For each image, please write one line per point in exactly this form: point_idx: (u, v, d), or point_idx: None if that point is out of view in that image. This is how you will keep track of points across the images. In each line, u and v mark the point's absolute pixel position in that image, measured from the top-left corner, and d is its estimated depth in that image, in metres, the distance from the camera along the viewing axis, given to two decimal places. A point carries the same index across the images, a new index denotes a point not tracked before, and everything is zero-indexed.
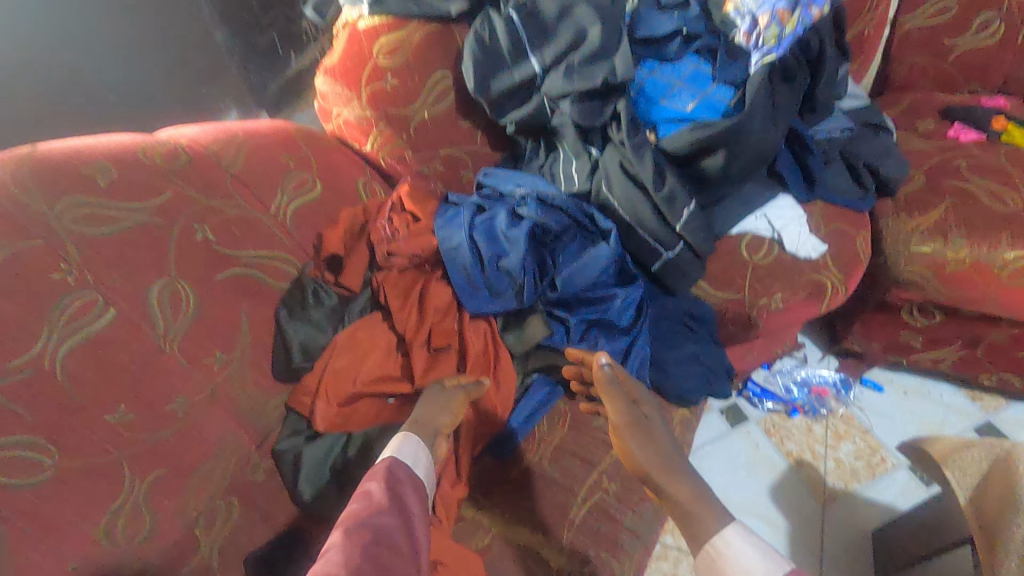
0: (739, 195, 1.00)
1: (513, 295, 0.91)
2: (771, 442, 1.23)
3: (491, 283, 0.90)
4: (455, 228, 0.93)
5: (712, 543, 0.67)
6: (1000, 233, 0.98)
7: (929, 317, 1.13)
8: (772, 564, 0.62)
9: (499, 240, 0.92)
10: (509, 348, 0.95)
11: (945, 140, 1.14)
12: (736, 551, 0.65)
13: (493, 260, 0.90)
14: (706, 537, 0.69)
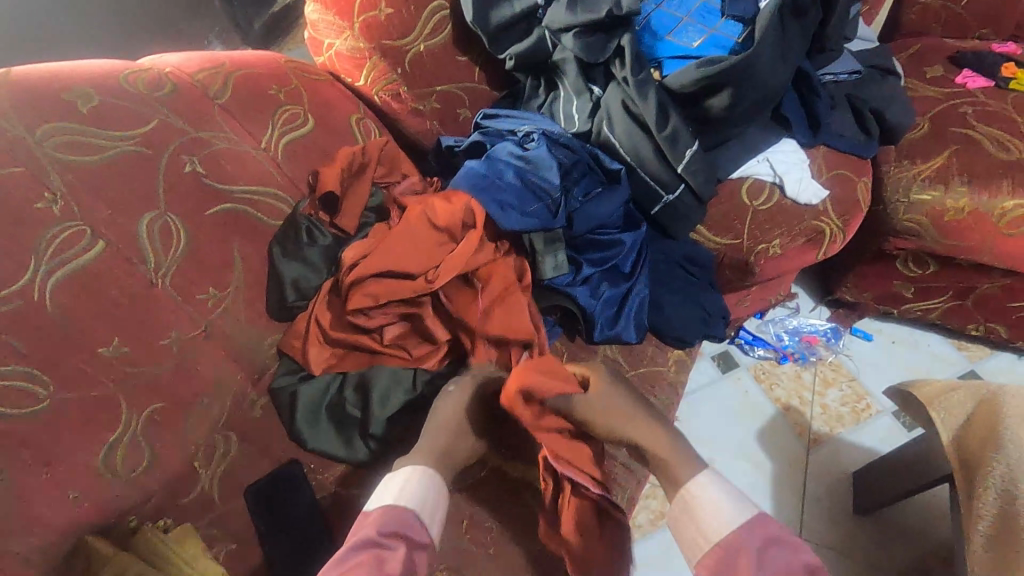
0: (743, 138, 0.97)
1: (551, 213, 0.88)
2: (760, 388, 1.25)
3: (527, 205, 0.87)
4: (477, 170, 0.89)
5: (684, 497, 0.65)
6: (1001, 181, 0.98)
7: (923, 266, 1.14)
8: (740, 507, 0.62)
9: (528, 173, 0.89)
10: (543, 275, 0.88)
11: (954, 87, 1.12)
12: (713, 499, 0.63)
13: (526, 185, 0.88)
14: (682, 486, 0.67)
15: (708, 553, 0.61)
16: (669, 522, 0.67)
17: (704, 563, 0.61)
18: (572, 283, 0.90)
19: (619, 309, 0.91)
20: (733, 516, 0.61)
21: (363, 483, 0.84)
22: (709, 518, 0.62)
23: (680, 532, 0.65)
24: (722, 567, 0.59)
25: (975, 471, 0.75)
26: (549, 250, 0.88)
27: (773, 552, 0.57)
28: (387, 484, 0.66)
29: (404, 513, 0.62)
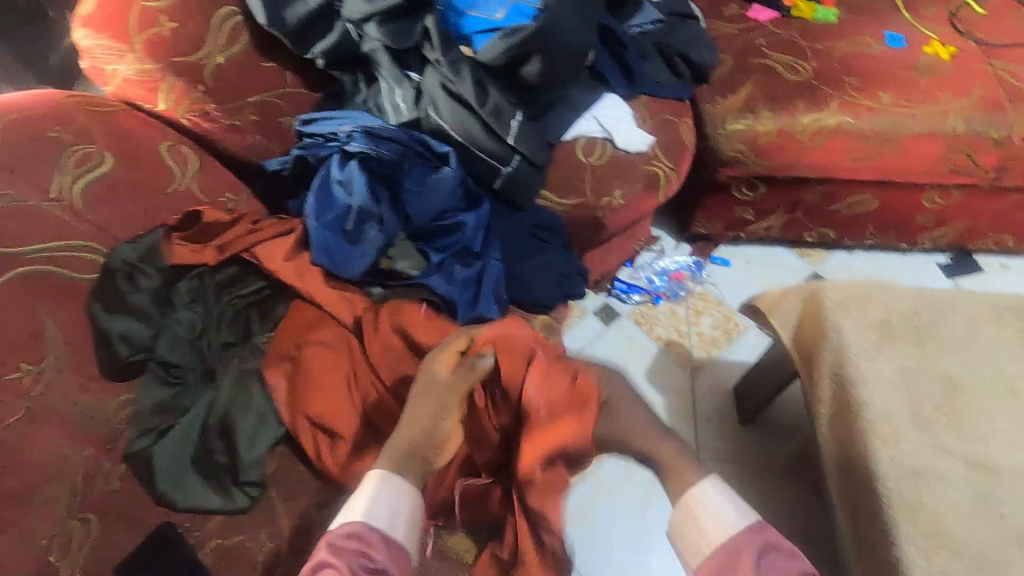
0: (566, 100, 1.00)
1: (394, 220, 0.91)
2: (642, 331, 1.33)
3: (371, 232, 0.90)
4: (319, 229, 0.89)
5: (689, 498, 0.68)
6: (797, 101, 1.09)
7: (755, 190, 1.24)
8: (745, 513, 0.64)
9: (360, 207, 0.88)
10: (410, 274, 0.92)
11: (746, 22, 1.21)
12: (716, 511, 0.65)
13: (363, 216, 0.89)
14: (687, 496, 0.69)
15: (709, 557, 0.63)
16: (670, 525, 0.69)
17: (706, 565, 0.63)
18: (426, 275, 0.91)
19: (478, 288, 0.91)
20: (741, 520, 0.63)
21: (252, 527, 0.79)
22: (714, 524, 0.64)
23: (679, 536, 0.67)
24: (725, 573, 0.61)
25: (812, 360, 0.85)
26: (400, 255, 0.93)
27: (773, 559, 0.60)
28: (350, 500, 0.65)
29: (364, 527, 0.61)
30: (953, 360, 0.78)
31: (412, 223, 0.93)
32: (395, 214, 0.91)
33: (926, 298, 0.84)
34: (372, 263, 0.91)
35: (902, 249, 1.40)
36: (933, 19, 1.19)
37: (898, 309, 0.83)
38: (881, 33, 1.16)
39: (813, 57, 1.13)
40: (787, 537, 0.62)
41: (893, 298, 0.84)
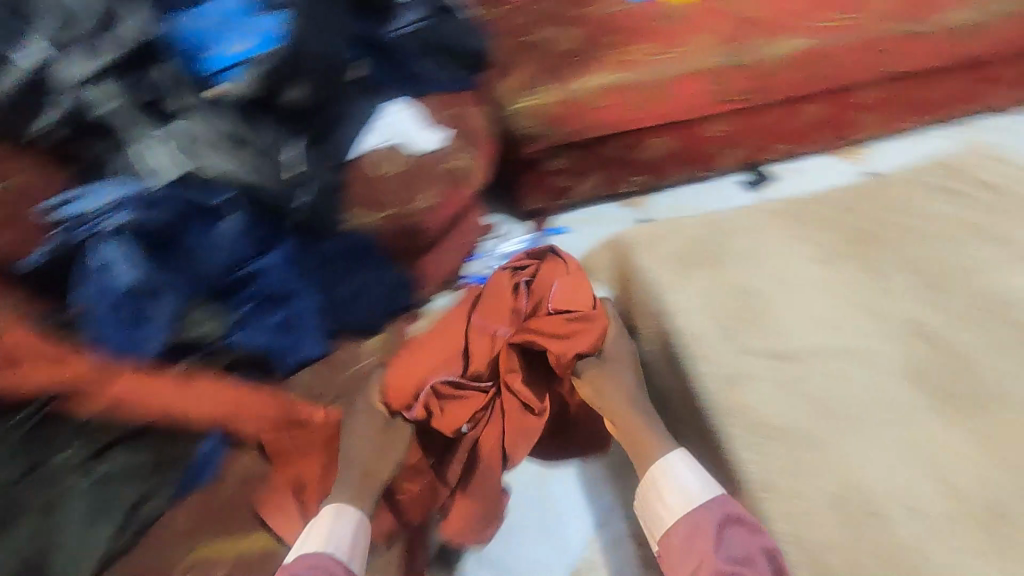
0: (348, 116, 0.99)
1: (186, 288, 0.83)
2: None
3: (164, 308, 0.81)
4: (103, 327, 0.78)
5: (655, 471, 0.79)
6: (569, 69, 1.16)
7: (563, 157, 1.30)
8: (708, 487, 0.74)
9: (144, 285, 0.79)
10: (215, 336, 0.86)
11: (510, 1, 1.25)
12: (680, 484, 0.76)
13: (149, 296, 0.79)
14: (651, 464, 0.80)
15: (674, 528, 0.74)
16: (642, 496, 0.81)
17: (673, 533, 0.74)
18: (234, 332, 0.88)
19: (292, 329, 0.92)
20: (705, 493, 0.74)
21: None
22: (682, 498, 0.75)
23: (650, 505, 0.79)
24: (691, 543, 0.71)
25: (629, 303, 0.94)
26: (203, 319, 0.85)
27: (731, 532, 0.69)
28: (308, 532, 0.77)
29: (319, 552, 0.73)
30: (744, 273, 0.87)
31: (208, 284, 0.85)
32: (185, 281, 0.83)
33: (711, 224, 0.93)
34: (172, 340, 0.82)
35: (709, 176, 1.51)
36: None
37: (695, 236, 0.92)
38: None
39: (578, 24, 1.20)
40: (748, 509, 0.71)
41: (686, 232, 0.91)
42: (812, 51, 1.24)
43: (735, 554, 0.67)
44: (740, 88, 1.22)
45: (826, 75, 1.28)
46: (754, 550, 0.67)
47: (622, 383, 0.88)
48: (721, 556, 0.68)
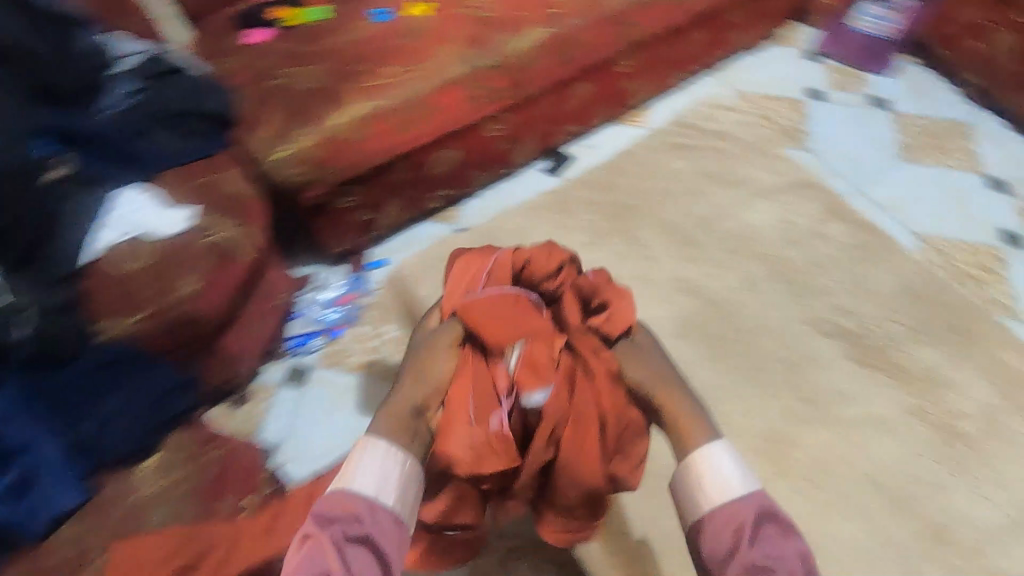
0: (66, 218, 0.90)
1: None
2: (337, 369, 1.29)
3: None
4: None
5: (697, 454, 0.80)
6: (318, 108, 1.11)
7: (350, 194, 1.25)
8: (747, 481, 0.76)
9: None
10: None
11: (244, 49, 1.19)
12: (722, 478, 0.77)
13: None
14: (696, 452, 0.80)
15: (712, 512, 0.74)
16: (676, 473, 0.81)
17: (714, 518, 0.74)
18: None
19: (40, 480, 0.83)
20: (743, 486, 0.76)
21: None
22: (723, 489, 0.76)
23: (686, 490, 0.78)
24: (721, 531, 0.72)
25: None
26: None
27: (766, 534, 0.70)
28: (344, 465, 0.76)
29: (356, 492, 0.72)
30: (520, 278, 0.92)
31: None
32: None
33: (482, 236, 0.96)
34: None
35: (511, 172, 1.54)
36: None
37: None
38: (367, 12, 1.23)
39: (318, 59, 1.16)
40: (780, 511, 0.74)
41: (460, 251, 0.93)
42: (560, 38, 1.26)
43: (770, 554, 0.68)
44: (497, 88, 1.23)
45: (581, 57, 1.31)
46: (791, 553, 0.69)
47: (656, 368, 0.89)
48: (755, 551, 0.68)
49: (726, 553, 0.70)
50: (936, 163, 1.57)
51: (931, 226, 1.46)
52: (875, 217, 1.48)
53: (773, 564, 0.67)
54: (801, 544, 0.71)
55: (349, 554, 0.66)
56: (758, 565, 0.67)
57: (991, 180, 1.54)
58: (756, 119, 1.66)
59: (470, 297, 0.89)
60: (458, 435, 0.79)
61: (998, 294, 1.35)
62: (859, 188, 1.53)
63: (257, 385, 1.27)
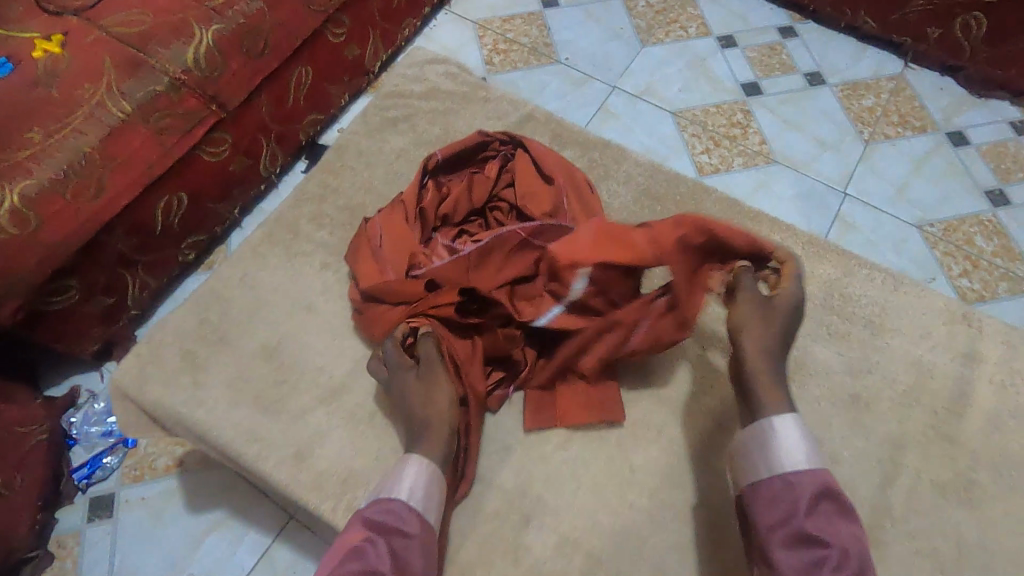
0: None
1: None
2: (147, 481, 1.12)
3: None
4: None
5: (766, 422, 0.77)
6: None
7: (69, 291, 1.03)
8: (812, 460, 0.73)
9: None
10: None
11: None
12: (788, 446, 0.74)
13: None
14: (767, 420, 0.77)
15: (770, 480, 0.73)
16: (739, 442, 0.79)
17: (763, 487, 0.73)
18: None
19: None
20: (809, 464, 0.73)
21: None
22: (786, 458, 0.73)
23: (752, 460, 0.76)
24: (774, 501, 0.71)
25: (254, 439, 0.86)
26: None
27: (822, 507, 0.69)
28: (389, 471, 0.79)
29: (402, 505, 0.74)
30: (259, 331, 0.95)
31: None
32: None
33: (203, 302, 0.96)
34: None
35: (269, 185, 1.37)
36: (23, 14, 1.04)
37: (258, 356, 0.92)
38: None
39: None
40: (843, 491, 0.71)
41: (180, 328, 0.94)
42: (240, 28, 1.09)
43: (825, 530, 0.66)
44: (190, 109, 1.06)
45: (278, 42, 1.16)
46: (844, 534, 0.66)
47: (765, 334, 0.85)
48: (808, 521, 0.67)
49: (773, 524, 0.69)
50: (672, 37, 1.62)
51: (683, 101, 1.53)
52: (633, 109, 1.51)
53: (827, 538, 0.65)
54: (858, 529, 0.68)
55: (395, 562, 0.67)
56: (803, 535, 0.66)
57: (721, 39, 1.62)
58: (501, 46, 1.60)
59: (438, 158, 0.98)
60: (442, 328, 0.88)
61: (752, 145, 1.46)
62: (614, 85, 1.55)
63: (55, 541, 1.07)
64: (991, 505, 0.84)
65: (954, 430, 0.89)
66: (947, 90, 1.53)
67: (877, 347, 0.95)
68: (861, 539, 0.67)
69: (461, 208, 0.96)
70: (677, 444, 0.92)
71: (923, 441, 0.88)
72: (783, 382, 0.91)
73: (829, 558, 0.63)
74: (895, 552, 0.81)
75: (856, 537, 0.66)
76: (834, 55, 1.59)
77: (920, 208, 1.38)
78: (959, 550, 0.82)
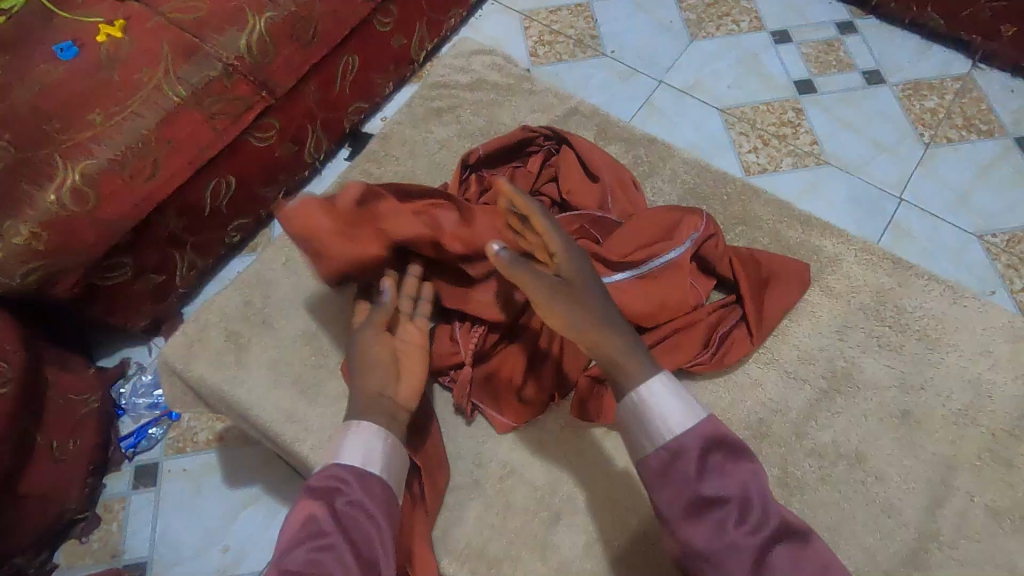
0: None
1: None
2: (188, 453, 1.16)
3: None
4: None
5: (638, 394, 0.70)
6: (23, 183, 0.92)
7: (123, 267, 1.07)
8: (692, 412, 0.68)
9: None
10: None
11: None
12: (664, 410, 0.68)
13: None
14: (636, 387, 0.71)
15: (659, 452, 0.67)
16: (618, 416, 0.72)
17: (653, 464, 0.67)
18: None
19: None
20: (688, 417, 0.68)
21: None
22: (664, 426, 0.68)
23: (636, 434, 0.70)
24: (668, 476, 0.66)
25: (290, 421, 0.90)
26: None
27: (714, 465, 0.65)
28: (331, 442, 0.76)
29: (348, 468, 0.71)
30: (299, 315, 0.98)
31: None
32: None
33: (247, 283, 1.00)
34: None
35: (313, 171, 1.40)
36: None
37: (299, 344, 0.96)
38: (49, 51, 1.02)
39: (2, 127, 0.95)
40: (730, 432, 0.68)
41: (222, 309, 0.98)
42: (291, 16, 1.10)
43: (721, 487, 0.63)
44: (240, 94, 1.08)
45: (328, 30, 1.17)
46: (746, 487, 0.63)
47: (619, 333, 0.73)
48: (704, 485, 0.64)
49: (671, 498, 0.65)
50: (723, 31, 1.57)
51: (731, 97, 1.48)
52: (680, 104, 1.48)
53: (725, 496, 0.63)
54: (752, 461, 0.66)
55: (347, 523, 0.66)
56: (701, 501, 0.63)
57: (775, 34, 1.57)
58: (547, 37, 1.59)
59: (479, 151, 1.00)
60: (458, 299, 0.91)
61: (803, 145, 1.41)
62: (660, 79, 1.51)
63: (102, 505, 1.12)
64: None
65: (1013, 455, 0.85)
66: (1019, 93, 1.44)
67: (933, 363, 0.91)
68: (760, 472, 0.65)
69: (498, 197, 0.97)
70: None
71: (978, 464, 0.84)
72: (828, 393, 0.89)
73: (732, 515, 0.62)
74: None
75: (757, 478, 0.64)
76: (896, 52, 1.51)
77: (982, 216, 1.31)
78: None
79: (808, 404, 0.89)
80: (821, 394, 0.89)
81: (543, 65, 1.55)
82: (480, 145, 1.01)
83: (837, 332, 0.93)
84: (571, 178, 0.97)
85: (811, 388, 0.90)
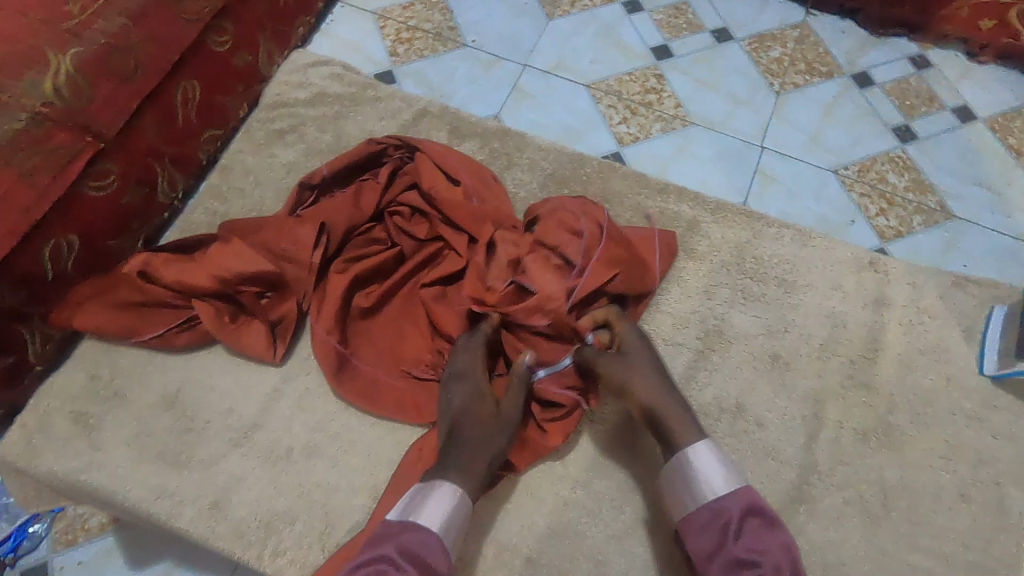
0: None
1: None
2: (80, 543, 1.05)
3: None
4: None
5: (683, 454, 0.78)
6: None
7: None
8: (734, 480, 0.76)
9: None
10: None
11: None
12: (708, 473, 0.76)
13: None
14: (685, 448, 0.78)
15: (699, 509, 0.75)
16: (662, 473, 0.80)
17: (694, 521, 0.75)
18: None
19: None
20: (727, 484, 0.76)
21: None
22: (707, 488, 0.75)
23: (679, 493, 0.77)
24: (708, 530, 0.73)
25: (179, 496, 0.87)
26: None
27: (749, 532, 0.71)
28: (419, 490, 0.77)
29: (432, 536, 0.72)
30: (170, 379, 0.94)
31: None
32: None
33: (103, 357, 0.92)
34: None
35: (172, 212, 1.28)
36: None
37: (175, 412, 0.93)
38: None
39: None
40: (766, 504, 0.74)
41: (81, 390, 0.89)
42: (102, 49, 1.00)
43: (753, 550, 0.69)
44: (59, 144, 0.97)
45: (151, 58, 1.07)
46: (779, 553, 0.69)
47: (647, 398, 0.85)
48: (739, 546, 0.70)
49: (709, 554, 0.72)
50: (578, 7, 1.59)
51: (596, 71, 1.50)
52: (549, 86, 1.48)
53: (757, 559, 0.68)
54: (786, 537, 0.71)
55: None
56: (736, 560, 0.69)
57: (626, 4, 1.60)
58: (404, 35, 1.54)
59: (323, 170, 0.99)
60: (365, 336, 0.95)
61: (668, 110, 1.45)
62: (525, 63, 1.51)
63: None
64: (908, 445, 0.90)
65: (870, 378, 0.93)
66: (849, 33, 1.55)
67: (793, 306, 0.98)
68: (791, 546, 0.71)
69: (347, 213, 0.96)
70: (608, 422, 0.95)
71: (842, 392, 0.92)
72: (704, 351, 0.95)
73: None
74: (826, 505, 0.86)
75: (788, 548, 0.70)
76: (738, 9, 1.59)
77: (834, 152, 1.41)
78: (884, 495, 0.87)
79: (687, 367, 0.94)
80: (699, 355, 0.95)
81: (405, 63, 1.51)
82: (324, 164, 1.00)
83: (706, 293, 0.99)
84: (425, 180, 0.97)
85: (689, 351, 0.95)
